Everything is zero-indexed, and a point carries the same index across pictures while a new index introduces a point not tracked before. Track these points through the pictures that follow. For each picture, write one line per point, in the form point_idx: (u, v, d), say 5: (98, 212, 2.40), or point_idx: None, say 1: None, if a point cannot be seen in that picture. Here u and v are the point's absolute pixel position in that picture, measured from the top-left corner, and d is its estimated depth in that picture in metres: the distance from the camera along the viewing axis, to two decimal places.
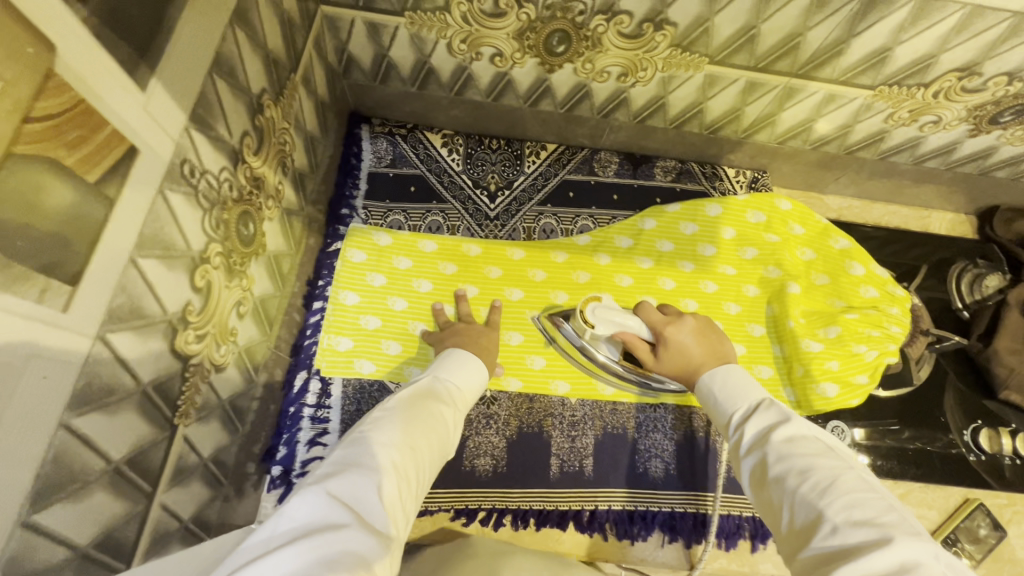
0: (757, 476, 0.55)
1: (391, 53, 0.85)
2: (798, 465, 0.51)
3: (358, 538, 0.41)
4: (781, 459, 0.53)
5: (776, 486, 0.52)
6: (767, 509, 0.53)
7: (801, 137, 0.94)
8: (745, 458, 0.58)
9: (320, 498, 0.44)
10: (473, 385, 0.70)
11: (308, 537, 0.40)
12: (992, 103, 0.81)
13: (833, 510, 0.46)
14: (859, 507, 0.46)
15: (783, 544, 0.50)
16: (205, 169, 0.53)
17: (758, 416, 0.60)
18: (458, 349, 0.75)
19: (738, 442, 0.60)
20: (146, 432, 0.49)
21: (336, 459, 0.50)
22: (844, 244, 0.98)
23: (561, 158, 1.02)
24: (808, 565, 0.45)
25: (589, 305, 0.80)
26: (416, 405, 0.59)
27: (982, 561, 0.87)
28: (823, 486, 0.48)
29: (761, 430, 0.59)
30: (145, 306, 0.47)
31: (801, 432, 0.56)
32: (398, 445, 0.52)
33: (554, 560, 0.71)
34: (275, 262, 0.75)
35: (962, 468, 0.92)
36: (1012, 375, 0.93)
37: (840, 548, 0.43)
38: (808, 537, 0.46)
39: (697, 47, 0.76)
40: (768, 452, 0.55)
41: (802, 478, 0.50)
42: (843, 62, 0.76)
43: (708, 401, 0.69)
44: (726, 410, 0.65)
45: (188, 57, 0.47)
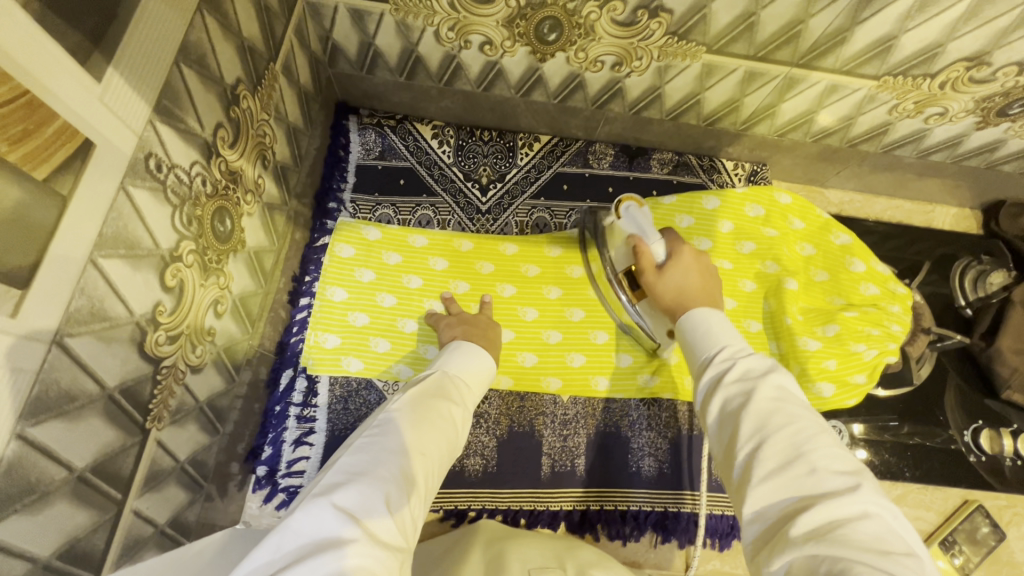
0: (732, 407, 0.52)
1: (376, 41, 0.82)
2: (786, 410, 0.49)
3: (369, 553, 0.39)
4: (770, 398, 0.50)
5: (753, 418, 0.49)
6: (726, 440, 0.50)
7: (802, 129, 0.91)
8: (727, 386, 0.53)
9: (325, 510, 0.42)
10: (479, 380, 0.68)
11: (314, 556, 0.38)
12: (1000, 94, 0.78)
13: (811, 454, 0.45)
14: (836, 456, 0.45)
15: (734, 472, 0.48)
16: (174, 164, 0.51)
17: (753, 357, 0.55)
18: (461, 341, 0.73)
19: (723, 370, 0.55)
20: (113, 438, 0.48)
21: (341, 469, 0.47)
22: (845, 240, 0.95)
23: (555, 150, 0.99)
24: (764, 498, 0.44)
25: (624, 207, 0.74)
26: (424, 407, 0.57)
27: (980, 563, 0.85)
28: (807, 434, 0.47)
29: (753, 368, 0.54)
30: (108, 308, 0.45)
31: (790, 382, 0.53)
32: (406, 451, 0.50)
33: (558, 543, 0.69)
34: (257, 258, 0.73)
35: (962, 468, 0.90)
36: (1014, 374, 0.90)
37: (811, 489, 0.43)
38: (772, 471, 0.45)
39: (694, 35, 0.73)
40: (755, 387, 0.51)
41: (786, 422, 0.47)
42: (845, 51, 0.73)
43: (693, 329, 0.63)
44: (714, 340, 0.60)
45: (151, 45, 0.44)
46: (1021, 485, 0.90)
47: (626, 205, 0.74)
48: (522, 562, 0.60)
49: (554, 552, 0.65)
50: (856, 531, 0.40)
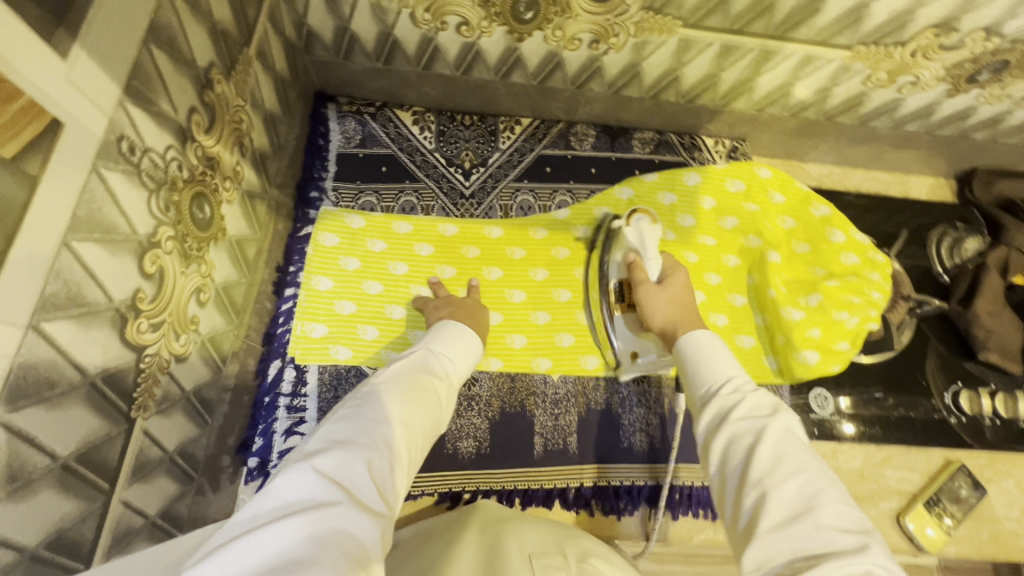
0: (737, 448, 0.50)
1: (352, 26, 0.81)
2: (793, 457, 0.48)
3: (353, 516, 0.40)
4: (779, 443, 0.49)
5: (760, 461, 0.48)
6: (730, 481, 0.49)
7: (778, 103, 0.92)
8: (735, 421, 0.52)
9: (307, 474, 0.42)
10: (466, 360, 0.69)
11: (297, 514, 0.38)
12: (970, 61, 0.79)
13: (819, 509, 0.44)
14: (843, 513, 0.44)
15: (739, 517, 0.47)
16: (148, 147, 0.50)
17: (759, 392, 0.55)
18: (449, 320, 0.73)
19: (730, 405, 0.54)
20: (98, 426, 0.47)
21: (324, 436, 0.48)
22: (824, 211, 0.97)
23: (537, 132, 0.99)
24: (768, 546, 0.42)
25: (634, 220, 0.83)
26: (407, 382, 0.57)
27: (963, 520, 0.87)
28: (814, 489, 0.45)
29: (761, 408, 0.53)
30: (86, 293, 0.44)
31: (796, 426, 0.52)
32: (390, 422, 0.51)
33: (556, 530, 0.69)
34: (239, 248, 0.72)
35: (943, 430, 0.93)
36: (989, 336, 0.93)
37: (818, 546, 0.41)
38: (780, 521, 0.44)
39: (669, 9, 0.73)
40: (764, 425, 0.51)
41: (792, 472, 0.47)
42: (819, 22, 0.74)
43: (695, 350, 0.63)
44: (717, 369, 0.59)
45: (118, 24, 0.44)
46: (1000, 444, 0.93)
47: (638, 218, 0.83)
48: (521, 546, 0.60)
49: (554, 537, 0.65)
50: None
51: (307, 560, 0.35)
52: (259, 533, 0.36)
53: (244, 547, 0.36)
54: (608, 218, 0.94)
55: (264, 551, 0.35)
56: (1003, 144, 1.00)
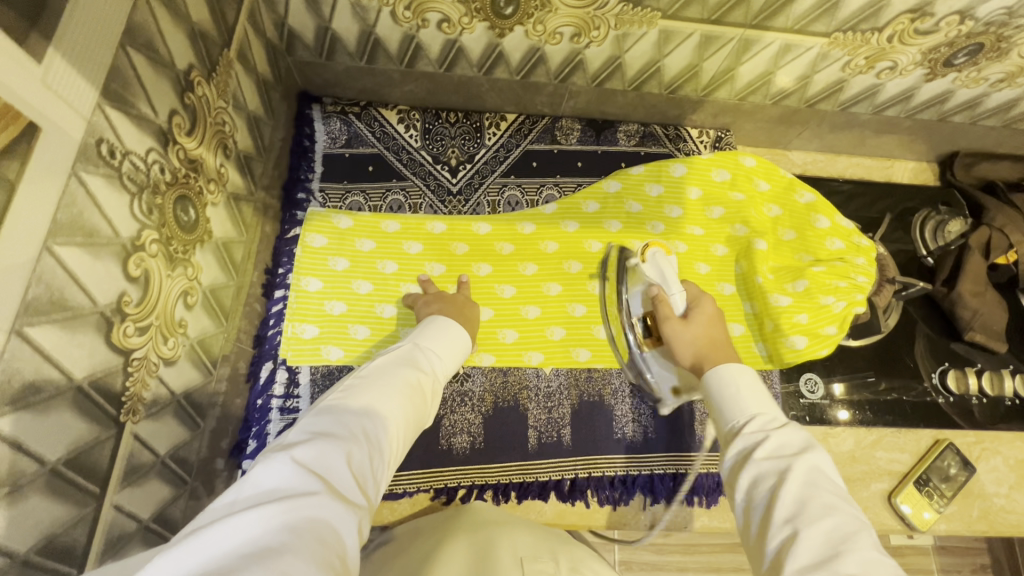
0: (762, 487, 0.49)
1: (333, 26, 0.81)
2: (821, 499, 0.46)
3: (330, 506, 0.40)
4: (806, 485, 0.47)
5: (786, 501, 0.47)
6: (756, 521, 0.48)
7: (760, 92, 0.93)
8: (760, 460, 0.51)
9: (285, 464, 0.43)
10: (452, 355, 0.69)
11: (273, 502, 0.38)
12: (945, 45, 0.80)
13: (846, 553, 0.41)
14: (872, 559, 0.41)
15: (767, 558, 0.45)
16: (128, 150, 0.50)
17: (788, 429, 0.54)
18: (439, 316, 0.74)
19: (756, 443, 0.53)
20: (87, 431, 0.47)
21: (305, 428, 0.48)
22: (809, 198, 0.97)
23: (522, 128, 0.99)
24: None
25: (649, 255, 0.83)
26: (390, 376, 0.58)
27: (953, 499, 0.88)
28: (840, 536, 0.43)
29: (786, 448, 0.52)
30: (70, 297, 0.44)
31: (829, 467, 0.50)
32: (370, 415, 0.52)
33: (549, 535, 0.70)
34: (226, 250, 0.71)
35: (931, 410, 0.94)
36: (975, 316, 0.94)
37: None
38: (808, 565, 0.42)
39: (648, 1, 0.74)
40: (790, 465, 0.49)
41: (819, 514, 0.45)
42: (796, 10, 0.75)
43: (721, 385, 0.62)
44: (742, 406, 0.59)
45: (94, 27, 0.44)
46: (987, 423, 0.95)
47: (653, 252, 0.83)
48: (513, 550, 0.60)
49: (546, 543, 0.65)
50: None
51: (281, 547, 0.35)
52: (234, 518, 0.37)
53: (217, 532, 0.36)
54: (597, 212, 0.95)
55: (236, 537, 0.36)
56: (982, 126, 1.01)
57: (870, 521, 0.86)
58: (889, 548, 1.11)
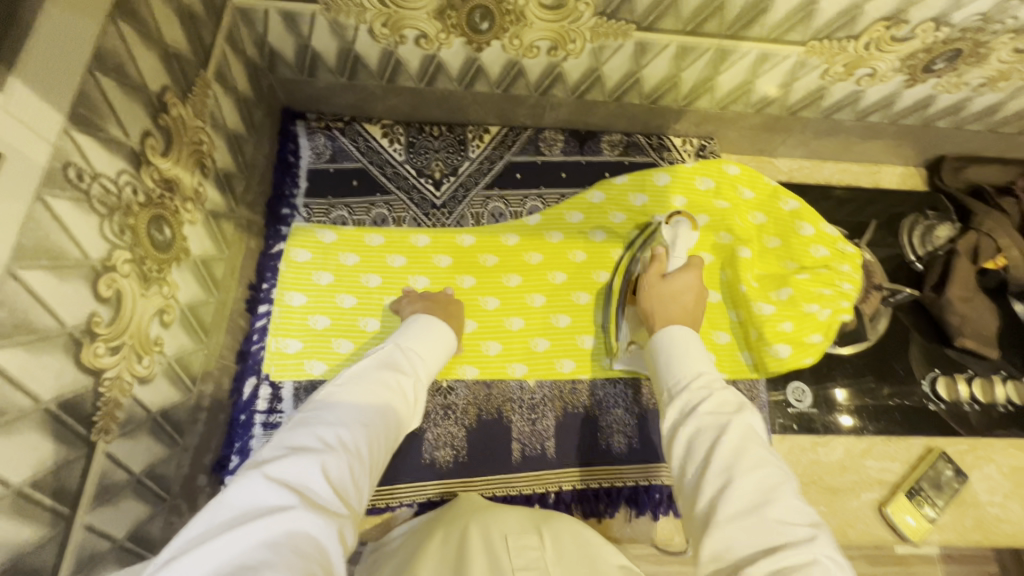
0: (699, 443, 0.51)
1: (313, 44, 0.82)
2: (754, 453, 0.48)
3: (309, 518, 0.40)
4: (741, 438, 0.49)
5: (721, 456, 0.48)
6: (691, 472, 0.50)
7: (741, 100, 0.93)
8: (699, 418, 0.52)
9: (259, 481, 0.42)
10: (434, 353, 0.69)
11: (246, 523, 0.38)
12: (923, 51, 0.80)
13: (773, 503, 0.45)
14: (797, 508, 0.45)
15: (698, 506, 0.48)
16: (98, 173, 0.51)
17: (727, 388, 0.55)
18: (422, 316, 0.74)
19: (697, 400, 0.54)
20: (55, 452, 0.48)
21: (280, 442, 0.48)
22: (794, 205, 0.95)
23: (505, 140, 0.99)
24: (725, 536, 0.44)
25: (674, 220, 0.86)
26: (368, 381, 0.57)
27: (946, 507, 0.87)
28: (767, 485, 0.46)
29: (724, 405, 0.53)
30: (36, 320, 0.44)
31: (760, 424, 0.52)
32: (347, 423, 0.51)
33: (538, 513, 0.69)
34: (205, 268, 0.72)
35: (923, 418, 0.93)
36: (964, 321, 0.93)
37: (770, 541, 0.42)
38: (735, 513, 0.45)
39: (622, 14, 0.75)
40: (729, 422, 0.51)
41: (751, 467, 0.47)
42: (770, 19, 0.75)
43: (669, 346, 0.62)
44: (688, 363, 0.59)
45: (59, 57, 0.45)
46: (985, 430, 0.93)
47: (678, 218, 0.86)
48: (498, 529, 0.59)
49: (531, 519, 0.64)
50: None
51: (260, 565, 0.36)
52: (209, 544, 0.37)
53: (193, 558, 0.36)
54: (581, 223, 0.95)
55: (214, 560, 0.36)
56: (968, 131, 1.01)
57: (861, 532, 0.85)
58: (893, 556, 1.10)
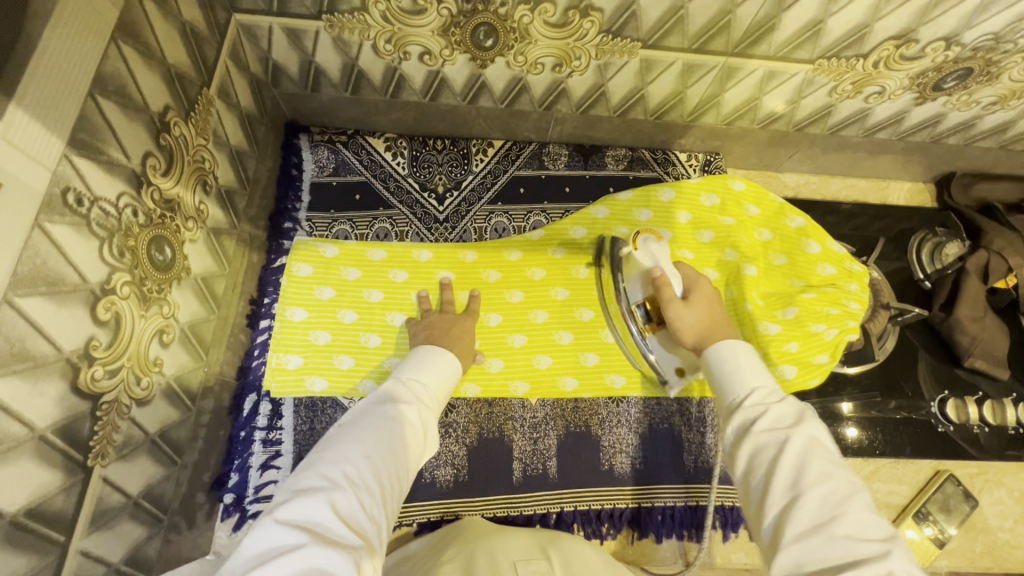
0: (762, 459, 0.50)
1: (316, 59, 0.82)
2: (818, 466, 0.47)
3: (321, 553, 0.39)
4: (803, 451, 0.49)
5: (784, 472, 0.48)
6: (755, 489, 0.49)
7: (748, 116, 0.92)
8: (758, 433, 0.52)
9: (270, 525, 0.42)
10: (438, 378, 0.68)
11: (260, 569, 0.38)
12: (933, 70, 0.79)
13: (841, 517, 0.44)
14: (866, 520, 0.44)
15: (765, 524, 0.47)
16: (98, 196, 0.50)
17: (784, 403, 0.55)
18: (422, 346, 0.73)
19: (753, 417, 0.54)
20: (50, 479, 0.47)
21: (290, 485, 0.48)
22: (800, 222, 0.96)
23: (510, 154, 0.99)
24: (796, 555, 0.43)
25: (641, 242, 0.77)
26: (372, 416, 0.57)
27: (955, 532, 0.86)
28: (834, 498, 0.45)
29: (781, 421, 0.53)
30: (32, 347, 0.44)
31: (823, 435, 0.51)
32: (353, 458, 0.50)
33: (546, 536, 0.68)
34: (206, 285, 0.72)
35: (934, 441, 0.91)
36: (974, 343, 0.92)
37: (839, 558, 0.41)
38: (803, 530, 0.44)
39: (627, 32, 0.74)
40: (787, 438, 0.50)
41: (817, 480, 0.46)
42: (778, 37, 0.74)
43: (719, 363, 0.62)
44: (741, 379, 0.59)
45: (58, 82, 0.44)
46: (994, 452, 0.91)
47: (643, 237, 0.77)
48: (506, 555, 0.59)
49: (538, 543, 0.64)
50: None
51: None
52: None
53: None
54: (585, 238, 0.94)
55: None
56: (978, 147, 0.99)
57: None
58: None
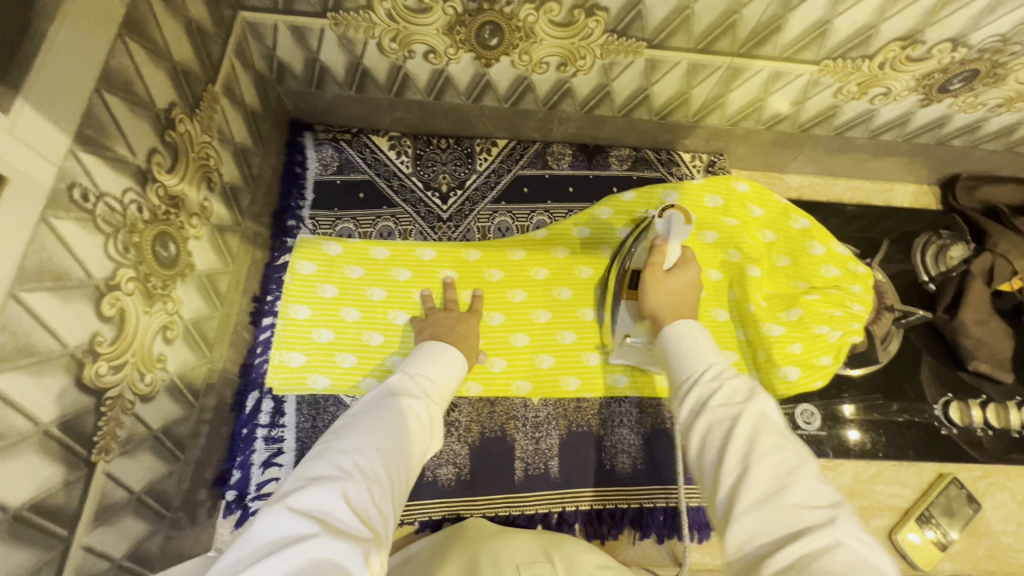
0: (715, 434, 0.50)
1: (321, 57, 0.82)
2: (770, 439, 0.47)
3: (332, 543, 0.39)
4: (756, 425, 0.48)
5: (736, 445, 0.47)
6: (709, 464, 0.49)
7: (753, 117, 0.92)
8: (712, 409, 0.51)
9: (282, 513, 0.42)
10: (446, 376, 0.68)
11: (272, 556, 0.38)
12: (939, 71, 0.79)
13: (792, 487, 0.43)
14: (816, 489, 0.43)
15: (717, 498, 0.46)
16: (104, 192, 0.50)
17: (738, 377, 0.54)
18: (431, 342, 0.73)
19: (709, 393, 0.53)
20: (54, 474, 0.47)
21: (301, 474, 0.48)
22: (804, 224, 0.96)
23: (513, 153, 0.99)
24: (746, 526, 0.42)
25: (664, 213, 0.86)
26: (383, 409, 0.57)
27: (959, 535, 0.85)
28: (785, 469, 0.45)
29: (735, 395, 0.52)
30: (37, 342, 0.44)
31: (775, 409, 0.51)
32: (364, 449, 0.50)
33: (548, 537, 0.68)
34: (210, 282, 0.72)
35: (937, 444, 0.90)
36: (978, 345, 0.92)
37: (790, 526, 0.41)
38: (755, 501, 0.43)
39: (633, 31, 0.74)
40: (741, 412, 0.50)
41: (767, 452, 0.46)
42: (783, 38, 0.74)
43: (678, 342, 0.63)
44: (699, 358, 0.59)
45: (64, 78, 0.44)
46: (997, 455, 0.91)
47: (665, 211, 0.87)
48: (509, 557, 0.59)
49: (541, 545, 0.64)
50: (833, 561, 0.38)
51: None
52: None
53: None
54: (588, 238, 0.94)
55: None
56: (983, 150, 0.99)
57: None
58: None
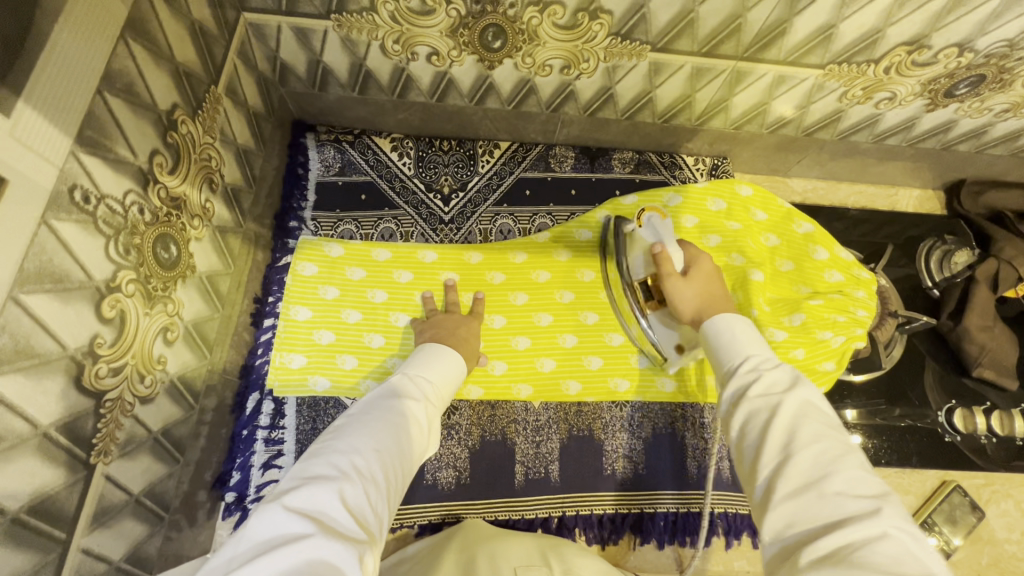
0: (753, 424, 0.50)
1: (324, 59, 0.81)
2: (811, 428, 0.47)
3: (325, 544, 0.39)
4: (797, 414, 0.48)
5: (777, 434, 0.47)
6: (748, 451, 0.49)
7: (757, 120, 0.91)
8: (751, 398, 0.51)
9: (278, 512, 0.42)
10: (446, 378, 0.68)
11: (268, 556, 0.38)
12: (945, 76, 0.79)
13: (833, 476, 0.43)
14: (859, 478, 0.43)
15: (757, 484, 0.47)
16: (105, 194, 0.50)
17: (778, 369, 0.54)
18: (431, 344, 0.73)
19: (746, 383, 0.53)
20: (53, 477, 0.47)
21: (298, 472, 0.47)
22: (807, 229, 0.95)
23: (516, 155, 0.99)
24: (787, 512, 0.43)
25: (645, 218, 0.79)
26: (382, 410, 0.57)
27: (961, 543, 0.85)
28: (827, 458, 0.44)
29: (775, 385, 0.52)
30: (36, 344, 0.44)
31: (816, 398, 0.51)
32: (361, 450, 0.50)
33: (546, 541, 0.68)
34: (210, 283, 0.72)
35: (941, 451, 0.90)
36: (983, 352, 0.91)
37: (831, 515, 0.41)
38: (795, 488, 0.44)
39: (637, 35, 0.73)
40: (780, 402, 0.49)
41: (807, 442, 0.46)
42: (788, 42, 0.73)
43: (717, 333, 0.62)
44: (737, 348, 0.58)
45: (65, 79, 0.44)
46: (1001, 463, 0.91)
47: (649, 215, 0.79)
48: (506, 561, 0.58)
49: (538, 549, 0.63)
50: (875, 553, 0.37)
51: None
52: None
53: None
54: (590, 241, 0.93)
55: None
56: (989, 155, 0.98)
57: None
58: None
